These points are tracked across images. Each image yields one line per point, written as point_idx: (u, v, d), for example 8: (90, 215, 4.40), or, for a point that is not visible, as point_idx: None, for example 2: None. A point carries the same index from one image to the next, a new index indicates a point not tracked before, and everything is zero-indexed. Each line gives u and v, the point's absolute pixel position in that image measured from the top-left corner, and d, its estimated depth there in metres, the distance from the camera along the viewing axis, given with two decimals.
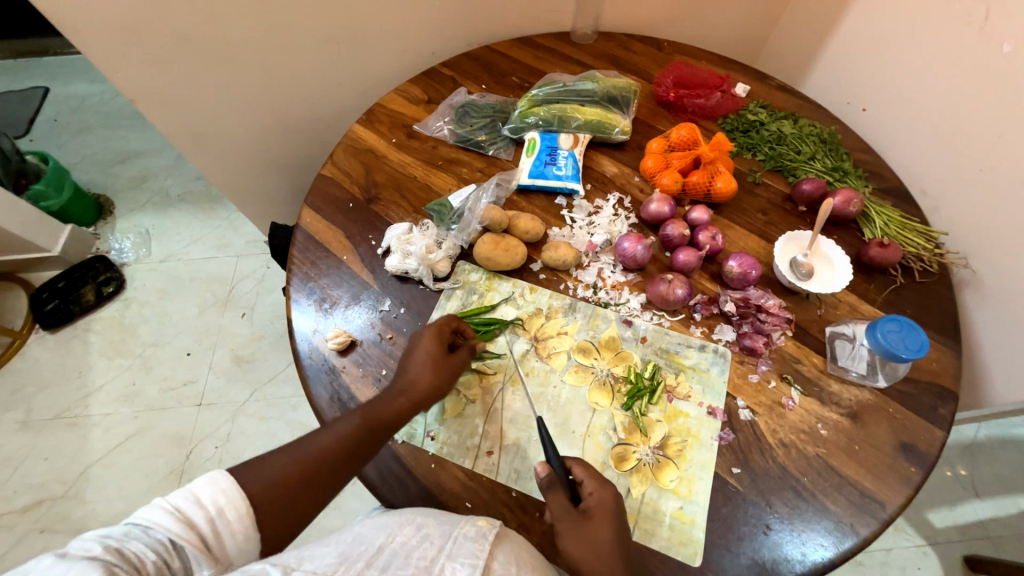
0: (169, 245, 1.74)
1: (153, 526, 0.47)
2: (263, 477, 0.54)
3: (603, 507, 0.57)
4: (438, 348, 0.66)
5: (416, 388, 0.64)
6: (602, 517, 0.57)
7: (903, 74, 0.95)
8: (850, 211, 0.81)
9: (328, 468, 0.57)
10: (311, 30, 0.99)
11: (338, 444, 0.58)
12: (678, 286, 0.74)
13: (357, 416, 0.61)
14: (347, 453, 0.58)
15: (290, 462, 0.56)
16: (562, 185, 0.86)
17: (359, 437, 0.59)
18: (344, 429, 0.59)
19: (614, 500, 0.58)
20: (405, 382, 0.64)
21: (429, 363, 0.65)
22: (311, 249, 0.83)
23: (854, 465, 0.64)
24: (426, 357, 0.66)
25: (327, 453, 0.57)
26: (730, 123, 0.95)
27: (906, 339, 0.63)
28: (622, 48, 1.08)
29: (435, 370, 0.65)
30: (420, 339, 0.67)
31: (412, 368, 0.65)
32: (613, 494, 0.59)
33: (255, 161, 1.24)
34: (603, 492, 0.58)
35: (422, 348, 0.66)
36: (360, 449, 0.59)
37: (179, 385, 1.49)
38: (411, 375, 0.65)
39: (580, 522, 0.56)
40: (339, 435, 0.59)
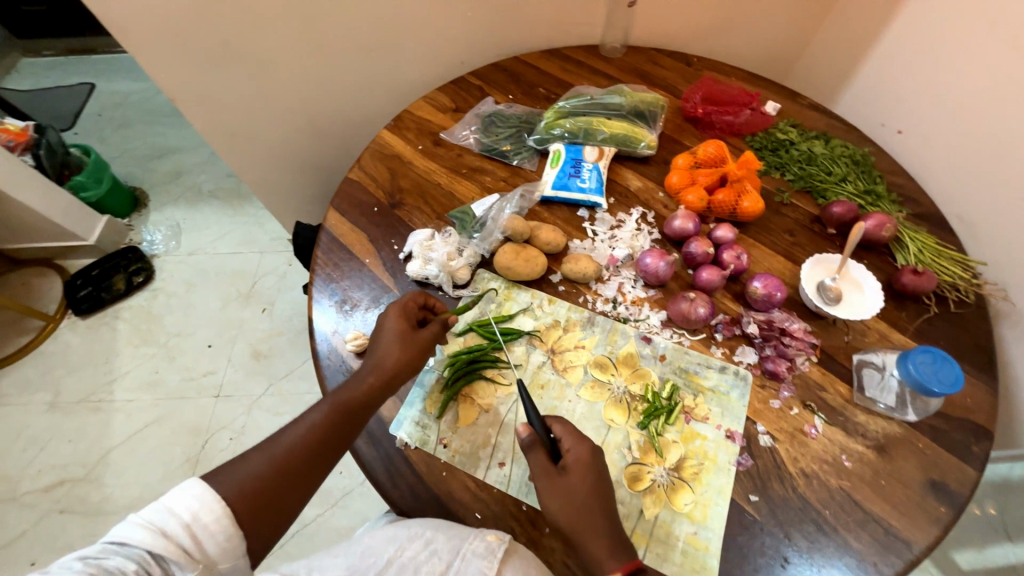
0: (198, 239, 1.79)
1: (127, 541, 0.48)
2: (237, 479, 0.55)
3: (580, 462, 0.59)
4: (406, 324, 0.67)
5: (386, 366, 0.65)
6: (579, 471, 0.59)
7: (943, 97, 0.92)
8: (882, 236, 0.78)
9: (302, 457, 0.59)
10: (346, 38, 1.02)
11: (308, 433, 0.60)
12: (700, 305, 0.73)
13: (326, 404, 0.62)
14: (320, 440, 0.60)
15: (263, 459, 0.57)
16: (585, 198, 0.86)
17: (329, 424, 0.60)
18: (313, 419, 0.61)
19: (591, 455, 0.60)
20: (375, 361, 0.65)
21: (397, 339, 0.66)
22: (335, 250, 0.84)
23: (880, 501, 0.61)
24: (394, 333, 0.67)
25: (298, 444, 0.59)
26: (759, 141, 0.93)
27: (939, 372, 0.61)
28: (651, 63, 1.08)
29: (403, 345, 0.66)
30: (387, 317, 0.68)
31: (381, 347, 0.66)
32: (589, 449, 0.60)
33: (284, 162, 1.27)
34: (580, 448, 0.60)
35: (389, 326, 0.67)
36: (334, 434, 0.60)
37: (199, 376, 1.53)
38: (380, 354, 0.66)
39: (558, 478, 0.58)
40: (308, 425, 0.60)
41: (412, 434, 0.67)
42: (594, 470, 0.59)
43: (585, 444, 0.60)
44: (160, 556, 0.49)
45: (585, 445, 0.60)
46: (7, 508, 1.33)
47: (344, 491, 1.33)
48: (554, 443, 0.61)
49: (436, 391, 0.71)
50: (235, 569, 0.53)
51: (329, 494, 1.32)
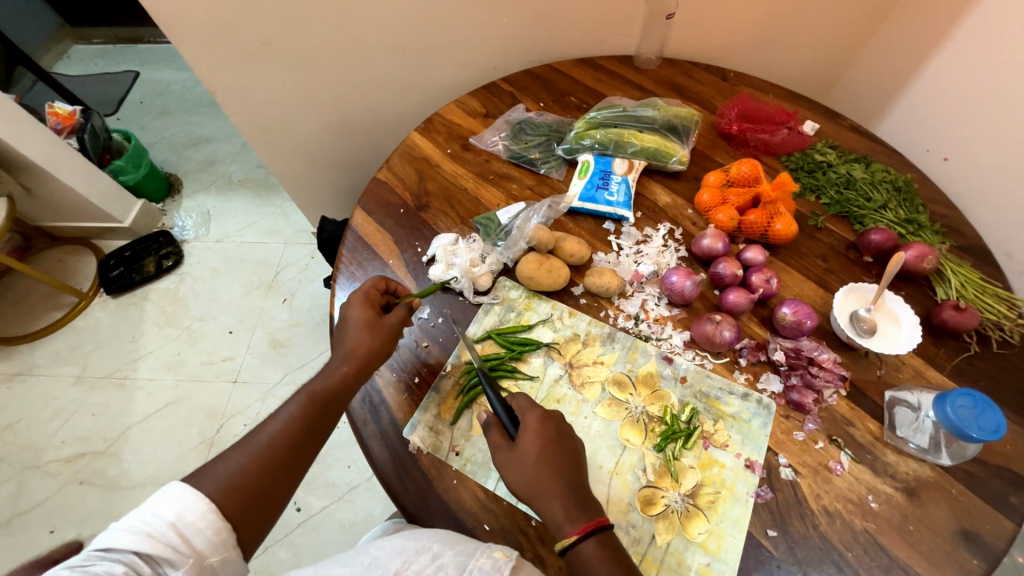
0: (226, 227, 1.84)
1: (113, 547, 0.49)
2: (218, 477, 0.55)
3: (530, 428, 0.61)
4: (370, 310, 0.69)
5: (356, 351, 0.66)
6: (529, 436, 0.60)
7: (994, 126, 0.88)
8: (923, 268, 0.75)
9: (285, 450, 0.59)
10: (382, 38, 1.03)
11: (287, 427, 0.61)
12: (725, 328, 0.71)
13: (301, 397, 0.63)
14: (300, 431, 0.61)
15: (245, 457, 0.57)
16: (612, 211, 0.85)
17: (307, 414, 0.62)
18: (290, 411, 0.62)
19: (541, 421, 0.61)
20: (346, 350, 0.66)
21: (362, 325, 0.67)
22: (359, 250, 0.85)
23: (907, 548, 0.58)
24: (360, 320, 0.67)
25: (278, 437, 0.60)
26: (795, 161, 0.91)
27: (980, 417, 0.58)
28: (686, 76, 1.07)
29: (370, 330, 0.67)
30: (351, 307, 0.69)
31: (349, 335, 0.67)
32: (535, 416, 0.61)
33: (314, 157, 1.30)
34: (528, 416, 0.62)
35: (353, 315, 0.68)
36: (314, 424, 0.62)
37: (218, 360, 1.56)
38: (348, 341, 0.67)
39: (510, 451, 0.60)
40: (286, 418, 0.61)
41: (424, 439, 0.67)
42: (548, 435, 0.61)
43: (531, 412, 0.62)
44: (148, 556, 0.49)
45: (534, 412, 0.62)
46: (32, 475, 1.39)
47: (352, 485, 1.34)
48: (513, 419, 0.63)
49: (451, 397, 0.70)
50: (228, 562, 0.53)
51: (336, 487, 1.34)
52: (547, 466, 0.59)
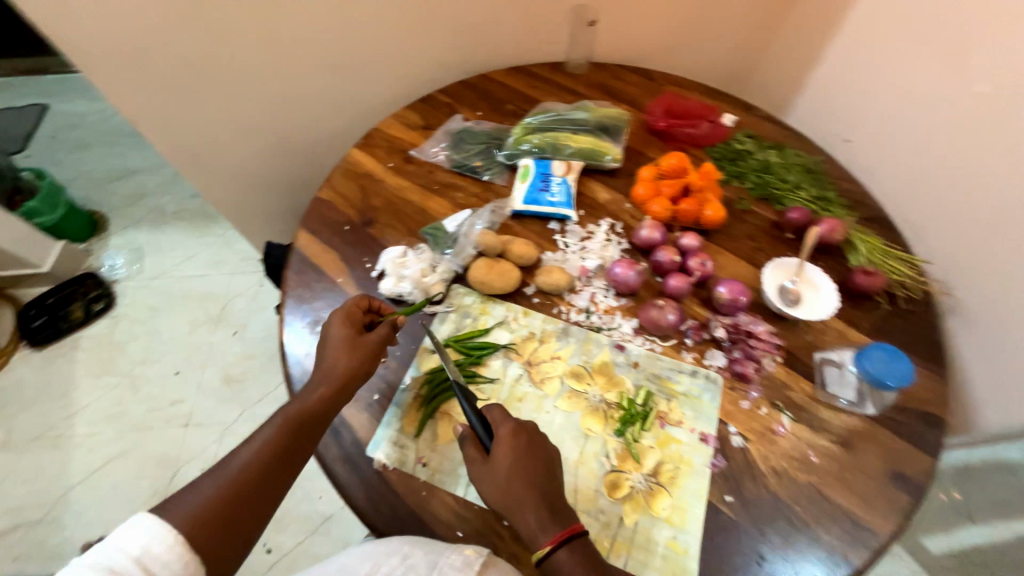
0: (163, 262, 1.73)
1: None
2: (189, 506, 0.53)
3: (504, 441, 0.61)
4: (350, 331, 0.68)
5: (335, 372, 0.65)
6: (504, 449, 0.60)
7: (880, 108, 0.99)
8: (835, 239, 0.83)
9: (258, 475, 0.57)
10: (315, 56, 1.02)
11: (261, 452, 0.59)
12: (669, 312, 0.75)
13: (278, 419, 0.61)
14: (275, 455, 0.59)
15: (216, 484, 0.55)
16: (555, 211, 0.88)
17: (283, 439, 0.60)
18: (266, 435, 0.60)
19: (516, 433, 0.62)
20: (325, 371, 0.66)
21: (341, 346, 0.67)
22: (307, 271, 0.84)
23: (845, 493, 0.64)
24: (340, 341, 0.67)
25: (252, 462, 0.58)
26: (718, 152, 0.97)
27: (892, 366, 0.65)
28: (614, 78, 1.12)
29: (349, 351, 0.66)
30: (331, 327, 0.69)
31: (328, 356, 0.67)
32: (509, 428, 0.62)
33: (253, 182, 1.25)
34: (502, 428, 0.62)
35: (334, 335, 0.68)
36: (290, 448, 0.60)
37: (167, 404, 1.46)
38: (328, 362, 0.66)
39: (484, 464, 0.60)
40: (260, 443, 0.59)
41: (390, 455, 0.67)
42: (523, 446, 0.61)
43: (504, 423, 0.62)
44: None
45: (508, 423, 0.62)
46: None
47: (326, 517, 1.28)
48: (488, 430, 0.63)
49: (413, 409, 0.70)
50: None
51: (309, 521, 1.28)
52: (521, 477, 0.59)
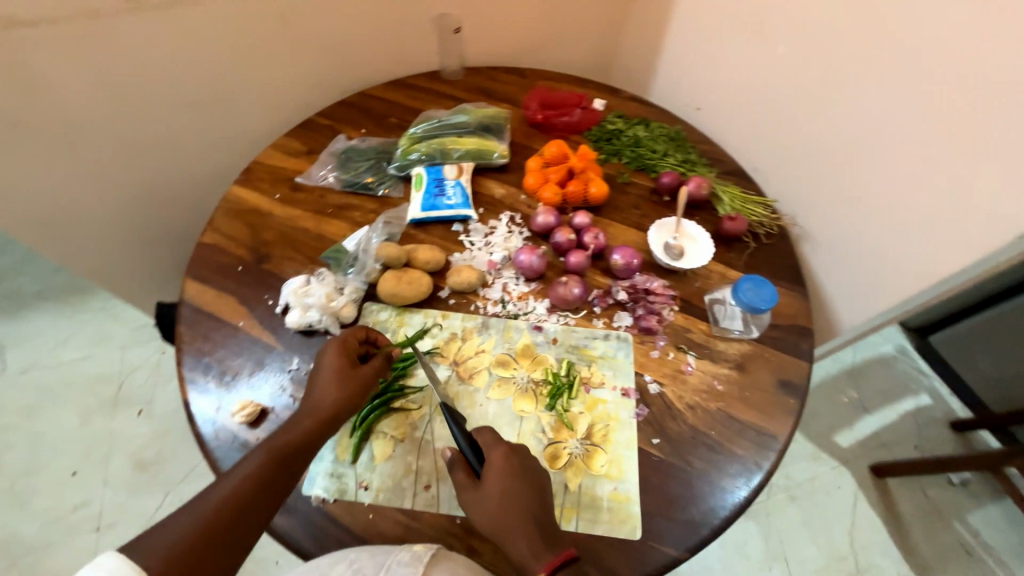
0: (30, 352, 1.48)
1: None
2: (160, 546, 0.52)
3: (495, 467, 0.61)
4: (344, 362, 0.67)
5: (323, 404, 0.64)
6: (494, 474, 0.60)
7: (714, 77, 1.11)
8: (703, 194, 0.94)
9: (235, 513, 0.55)
10: (169, 95, 0.96)
11: (242, 486, 0.57)
12: (574, 286, 0.80)
13: (262, 451, 0.60)
14: (257, 489, 0.57)
15: (190, 521, 0.54)
16: (455, 213, 0.90)
17: (265, 474, 0.58)
18: (248, 469, 0.58)
19: (507, 458, 0.61)
20: (313, 401, 0.65)
21: (332, 378, 0.65)
22: (201, 322, 0.78)
23: (747, 409, 0.73)
24: (331, 372, 0.66)
25: (232, 498, 0.56)
26: (594, 134, 1.06)
27: (760, 292, 0.76)
28: (490, 80, 1.17)
29: (340, 384, 0.65)
30: (325, 356, 0.67)
31: (318, 387, 0.65)
32: (501, 453, 0.62)
33: (127, 242, 1.12)
34: (494, 453, 0.62)
35: (326, 365, 0.67)
36: (272, 481, 0.58)
37: (68, 512, 1.26)
38: (317, 393, 0.65)
39: (474, 490, 0.60)
40: (242, 477, 0.57)
41: (328, 488, 0.64)
42: (514, 471, 0.61)
43: (496, 447, 0.62)
44: None
45: (499, 448, 0.62)
46: None
47: None
48: (478, 455, 0.63)
49: (345, 436, 0.68)
50: None
51: None
52: (509, 502, 0.59)
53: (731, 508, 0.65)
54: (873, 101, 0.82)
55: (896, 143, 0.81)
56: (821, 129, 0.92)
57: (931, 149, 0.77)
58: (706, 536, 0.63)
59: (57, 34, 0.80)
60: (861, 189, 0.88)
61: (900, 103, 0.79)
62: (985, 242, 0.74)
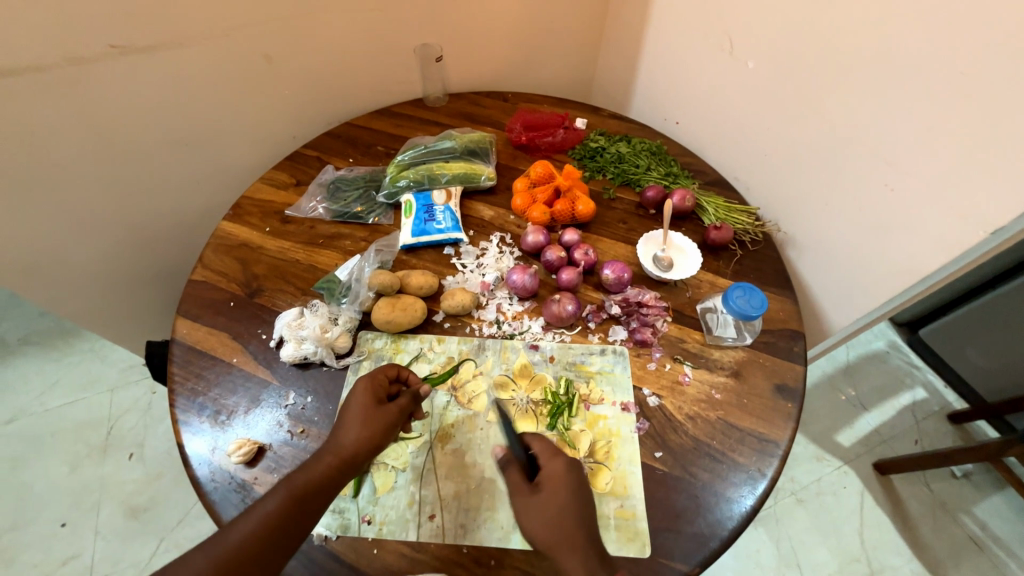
0: (15, 400, 1.44)
1: None
2: None
3: (554, 478, 0.59)
4: (371, 399, 0.63)
5: (345, 442, 0.61)
6: (553, 488, 0.58)
7: (690, 92, 1.15)
8: (687, 206, 0.96)
9: (248, 558, 0.52)
10: (156, 134, 0.97)
11: (262, 524, 0.54)
12: (567, 303, 0.81)
13: (282, 491, 0.57)
14: (276, 529, 0.54)
15: (206, 559, 0.52)
16: (446, 237, 0.91)
17: (285, 516, 0.55)
18: (268, 507, 0.55)
19: (564, 474, 0.59)
20: (335, 438, 0.61)
21: (358, 417, 0.62)
22: (193, 361, 0.77)
23: (746, 417, 0.73)
24: (357, 411, 0.62)
25: (249, 541, 0.53)
26: (578, 153, 1.08)
27: (750, 299, 0.77)
28: (473, 105, 1.20)
29: (363, 423, 0.62)
30: (354, 392, 0.64)
31: (342, 423, 0.62)
32: (564, 464, 0.60)
33: (115, 283, 1.11)
34: (556, 462, 0.60)
35: (354, 400, 0.64)
36: (289, 523, 0.55)
37: (57, 567, 1.21)
38: (341, 430, 0.62)
39: (531, 495, 0.57)
40: (262, 516, 0.55)
41: (330, 524, 0.63)
42: (570, 486, 0.59)
43: (558, 457, 0.61)
44: None
45: (561, 457, 0.61)
46: None
47: None
48: (531, 460, 0.62)
49: None
50: None
51: None
52: (562, 517, 0.56)
53: (739, 517, 0.65)
54: (842, 109, 0.85)
55: (869, 148, 0.83)
56: (795, 137, 0.95)
57: (901, 152, 0.79)
58: (716, 549, 0.62)
59: (44, 81, 0.81)
60: (839, 191, 0.90)
61: (869, 110, 0.81)
62: (961, 240, 0.75)
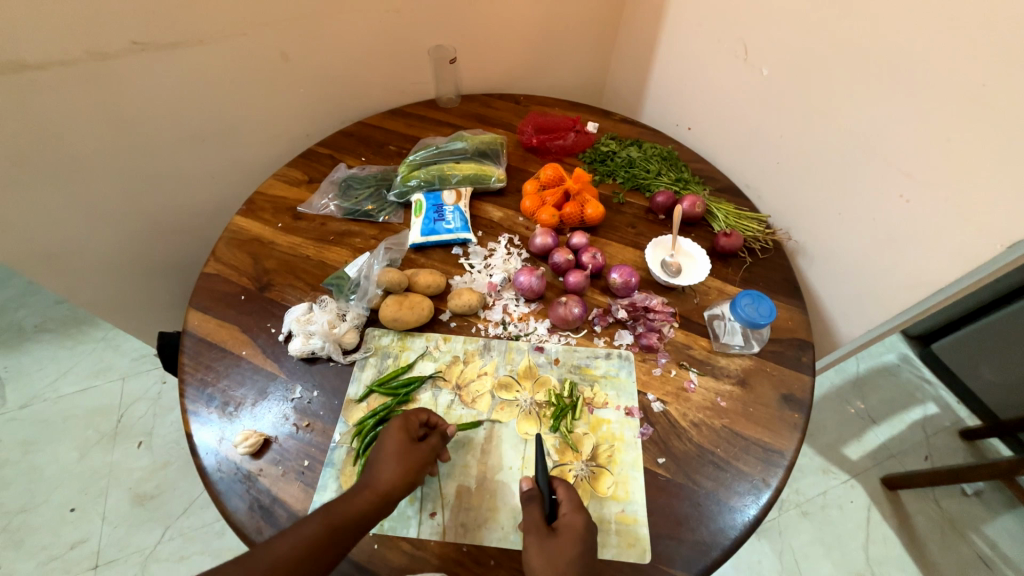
0: (30, 385, 1.47)
1: None
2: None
3: (571, 529, 0.58)
4: (405, 439, 0.64)
5: (380, 480, 0.61)
6: (568, 536, 0.57)
7: (702, 98, 1.14)
8: (697, 212, 0.96)
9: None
10: (176, 130, 0.99)
11: (296, 548, 0.54)
12: (574, 306, 0.81)
13: (319, 517, 0.57)
14: (310, 555, 0.54)
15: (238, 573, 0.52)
16: (455, 237, 0.92)
17: (319, 545, 0.55)
18: (303, 533, 0.55)
19: (583, 529, 0.58)
20: (370, 475, 0.62)
21: (393, 456, 0.62)
22: (203, 352, 0.78)
23: (752, 426, 0.73)
24: (392, 450, 0.62)
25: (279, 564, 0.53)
26: (589, 156, 1.08)
27: (759, 307, 0.77)
28: (485, 107, 1.21)
29: (399, 462, 0.62)
30: (388, 431, 0.64)
31: (376, 461, 0.62)
32: (585, 520, 0.59)
33: (131, 274, 1.13)
34: (576, 516, 0.59)
35: (388, 440, 0.63)
36: (322, 551, 0.55)
37: (65, 551, 1.23)
38: (375, 467, 0.62)
39: (546, 537, 0.58)
40: (296, 541, 0.54)
41: None
42: (580, 546, 0.57)
43: (579, 513, 0.60)
44: None
45: (581, 514, 0.60)
46: None
47: None
48: (553, 504, 0.62)
49: (349, 465, 0.68)
50: None
51: None
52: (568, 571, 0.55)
53: (741, 526, 0.64)
54: (857, 118, 0.84)
55: (883, 158, 0.82)
56: (807, 146, 0.94)
57: (916, 163, 0.78)
58: (717, 558, 0.62)
59: (71, 76, 0.83)
60: (852, 200, 0.89)
61: (884, 120, 0.81)
62: (975, 253, 0.74)
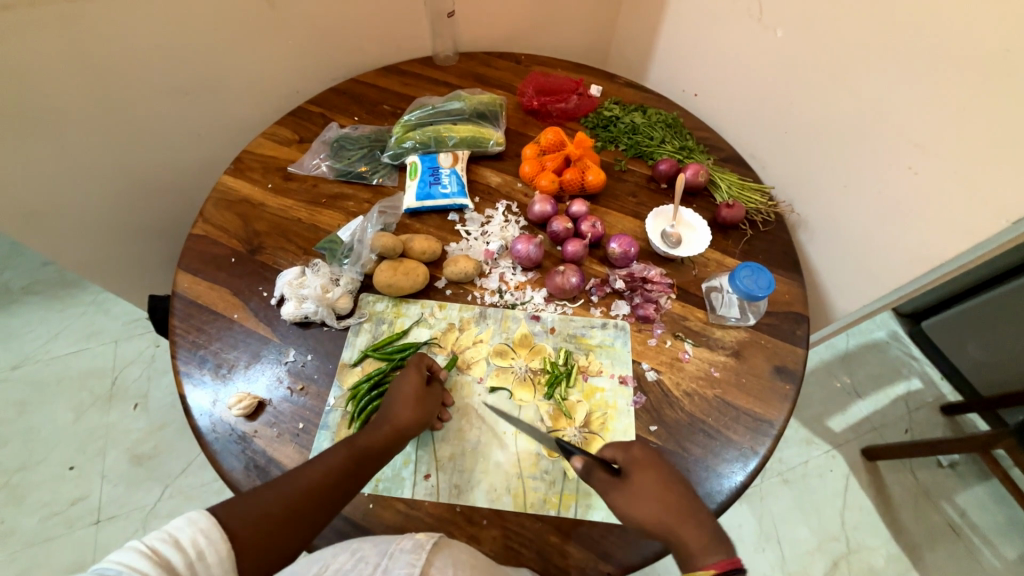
0: (22, 346, 1.46)
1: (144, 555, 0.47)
2: (245, 510, 0.54)
3: (642, 461, 0.61)
4: (421, 382, 0.68)
5: (399, 418, 0.64)
6: (643, 471, 0.60)
7: (713, 62, 1.09)
8: (700, 181, 0.93)
9: (311, 501, 0.57)
10: (156, 80, 0.94)
11: (326, 474, 0.59)
12: (571, 275, 0.80)
13: (343, 447, 0.62)
14: (338, 481, 0.59)
15: (272, 497, 0.56)
16: (450, 202, 0.89)
17: (347, 468, 0.60)
18: (331, 461, 0.60)
19: (650, 454, 0.62)
20: (389, 412, 0.65)
21: (411, 398, 0.66)
22: (194, 315, 0.77)
23: (743, 396, 0.74)
24: (409, 392, 0.66)
25: (314, 487, 0.58)
26: (591, 121, 1.05)
27: (758, 279, 0.76)
28: (484, 66, 1.15)
29: (416, 404, 0.66)
30: (405, 376, 0.68)
31: (393, 402, 0.66)
32: (643, 448, 0.62)
33: (116, 235, 1.10)
34: (634, 449, 0.62)
35: (404, 384, 0.67)
36: (349, 479, 0.60)
37: (66, 506, 1.26)
38: (392, 406, 0.65)
39: (623, 485, 0.59)
40: (326, 466, 0.59)
41: None
42: (658, 465, 0.61)
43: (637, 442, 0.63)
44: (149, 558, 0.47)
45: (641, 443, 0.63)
46: None
47: None
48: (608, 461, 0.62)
49: (344, 427, 0.69)
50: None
51: None
52: (665, 488, 0.59)
53: (728, 492, 0.66)
54: (870, 85, 0.81)
55: (892, 128, 0.79)
56: (818, 115, 0.91)
57: (928, 133, 0.75)
58: None
59: (37, 16, 0.78)
60: (858, 174, 0.87)
61: (896, 88, 0.77)
62: (979, 229, 0.72)
